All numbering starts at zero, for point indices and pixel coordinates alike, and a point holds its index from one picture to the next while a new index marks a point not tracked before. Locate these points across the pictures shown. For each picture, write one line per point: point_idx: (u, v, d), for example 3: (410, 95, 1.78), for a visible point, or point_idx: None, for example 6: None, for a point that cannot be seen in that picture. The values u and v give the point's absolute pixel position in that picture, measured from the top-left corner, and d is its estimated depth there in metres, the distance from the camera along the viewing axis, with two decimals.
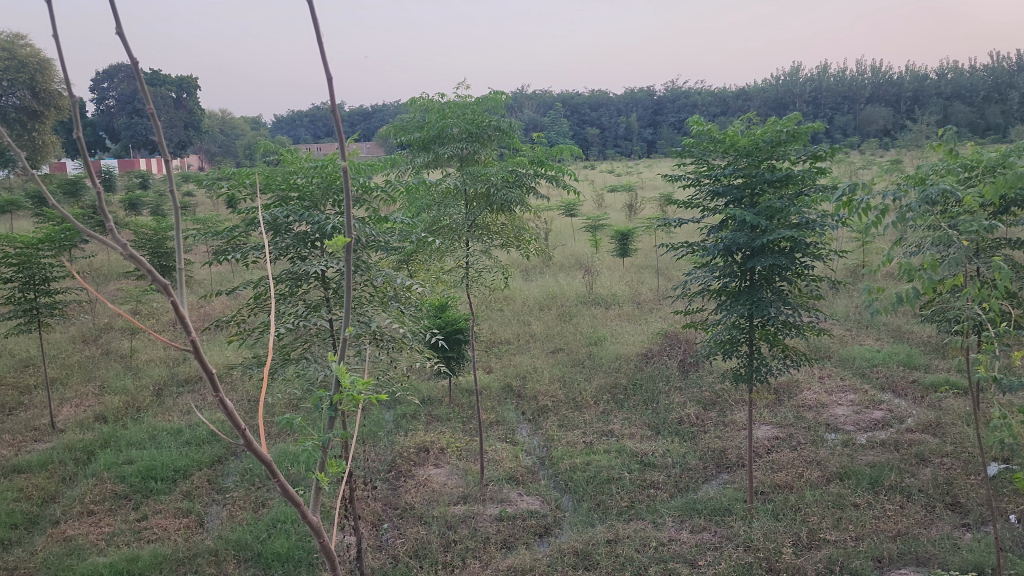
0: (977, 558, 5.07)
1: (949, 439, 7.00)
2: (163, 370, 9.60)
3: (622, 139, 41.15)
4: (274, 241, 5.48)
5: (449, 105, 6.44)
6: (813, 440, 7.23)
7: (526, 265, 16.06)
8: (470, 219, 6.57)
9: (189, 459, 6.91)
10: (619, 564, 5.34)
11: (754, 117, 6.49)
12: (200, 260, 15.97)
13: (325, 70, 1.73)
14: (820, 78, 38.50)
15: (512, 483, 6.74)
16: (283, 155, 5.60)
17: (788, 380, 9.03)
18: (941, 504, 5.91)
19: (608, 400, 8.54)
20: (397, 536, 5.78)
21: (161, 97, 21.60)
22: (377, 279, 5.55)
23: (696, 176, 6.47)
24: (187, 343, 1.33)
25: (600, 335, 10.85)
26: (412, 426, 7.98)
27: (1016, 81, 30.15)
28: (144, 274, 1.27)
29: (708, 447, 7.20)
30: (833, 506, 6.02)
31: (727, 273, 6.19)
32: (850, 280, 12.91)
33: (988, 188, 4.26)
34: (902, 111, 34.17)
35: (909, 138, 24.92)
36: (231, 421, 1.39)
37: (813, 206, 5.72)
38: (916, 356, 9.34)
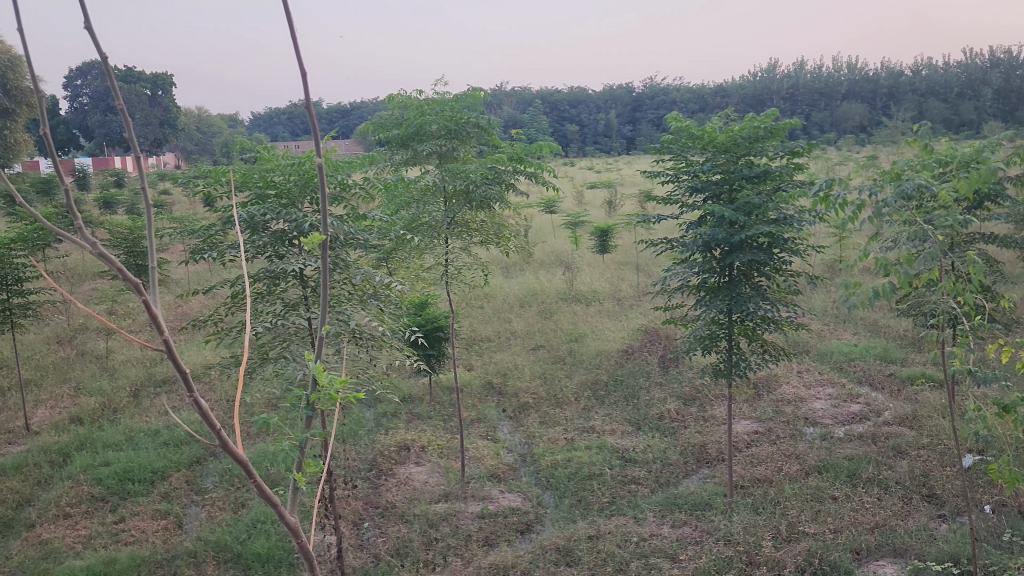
0: (954, 549, 4.95)
1: (926, 431, 7.22)
2: (140, 370, 9.74)
3: (602, 136, 39.20)
4: (249, 240, 4.75)
5: (427, 103, 6.45)
6: (792, 433, 7.53)
7: (507, 262, 16.15)
8: (448, 216, 6.59)
9: (167, 460, 7.12)
10: (601, 561, 5.26)
11: (731, 112, 6.37)
12: (178, 258, 16.01)
13: (297, 65, 1.66)
14: (800, 73, 38.82)
15: (493, 481, 6.85)
16: (259, 153, 4.93)
17: (767, 374, 9.38)
18: (918, 496, 5.96)
19: (589, 396, 8.88)
20: (378, 535, 5.80)
21: (136, 94, 21.66)
22: (357, 277, 4.91)
23: (675, 172, 6.26)
24: (164, 341, 1.22)
25: (581, 332, 11.12)
26: (393, 424, 8.23)
27: (990, 78, 30.28)
28: (117, 270, 1.19)
29: (687, 442, 7.44)
30: (813, 500, 6.01)
31: (706, 269, 6.08)
32: (829, 276, 13.21)
33: (965, 181, 3.53)
34: (878, 107, 34.06)
35: (884, 134, 25.24)
36: (207, 421, 1.25)
37: (791, 202, 5.64)
38: (893, 349, 9.84)
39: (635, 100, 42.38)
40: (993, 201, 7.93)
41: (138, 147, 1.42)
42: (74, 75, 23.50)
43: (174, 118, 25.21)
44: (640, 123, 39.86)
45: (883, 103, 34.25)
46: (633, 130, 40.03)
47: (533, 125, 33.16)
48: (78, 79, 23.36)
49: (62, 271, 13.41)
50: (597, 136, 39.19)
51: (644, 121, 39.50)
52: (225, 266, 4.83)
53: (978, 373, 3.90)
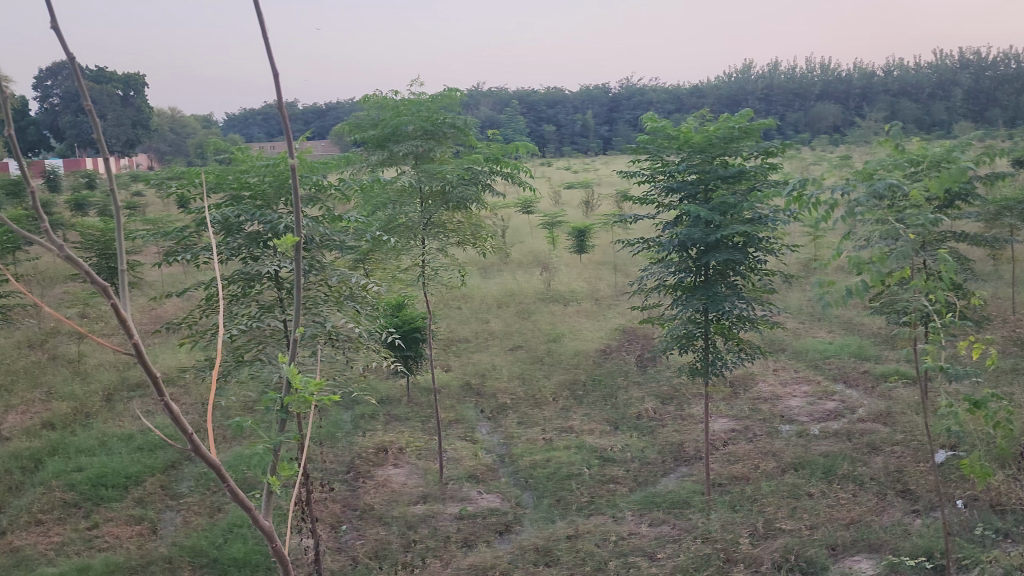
0: (928, 543, 5.00)
1: (900, 427, 7.31)
2: (113, 375, 9.62)
3: (579, 137, 38.84)
4: (223, 241, 4.72)
5: (403, 104, 6.42)
6: (769, 431, 7.59)
7: (484, 262, 16.11)
8: (425, 217, 6.57)
9: (141, 465, 7.04)
10: (580, 560, 5.26)
11: (707, 112, 6.41)
12: (152, 260, 15.80)
13: (269, 65, 1.65)
14: (775, 74, 39.18)
15: (472, 482, 6.85)
16: (233, 153, 4.88)
17: (744, 372, 9.45)
18: (892, 491, 6.02)
19: (568, 396, 8.90)
20: (356, 538, 5.76)
21: (109, 94, 21.37)
22: (333, 278, 4.88)
23: (651, 172, 6.28)
24: (134, 345, 1.20)
25: (559, 332, 11.13)
26: (371, 426, 8.20)
27: (960, 79, 30.73)
28: (85, 274, 1.17)
29: (665, 441, 7.48)
30: (789, 497, 6.06)
31: (682, 268, 6.10)
32: (804, 274, 13.34)
33: (936, 180, 3.57)
34: (853, 107, 34.32)
35: (858, 133, 25.50)
36: (179, 425, 1.23)
37: (765, 201, 5.69)
38: (867, 347, 9.95)
39: (611, 100, 42.47)
40: (963, 200, 8.05)
41: (106, 148, 1.40)
42: (45, 75, 23.13)
43: (147, 119, 24.90)
44: (617, 123, 39.92)
45: (856, 104, 34.56)
46: (610, 129, 39.99)
47: (510, 125, 33.13)
48: (49, 79, 22.98)
49: (31, 273, 13.17)
50: (575, 136, 39.13)
51: (620, 120, 39.55)
52: (199, 268, 4.79)
53: (950, 369, 3.94)
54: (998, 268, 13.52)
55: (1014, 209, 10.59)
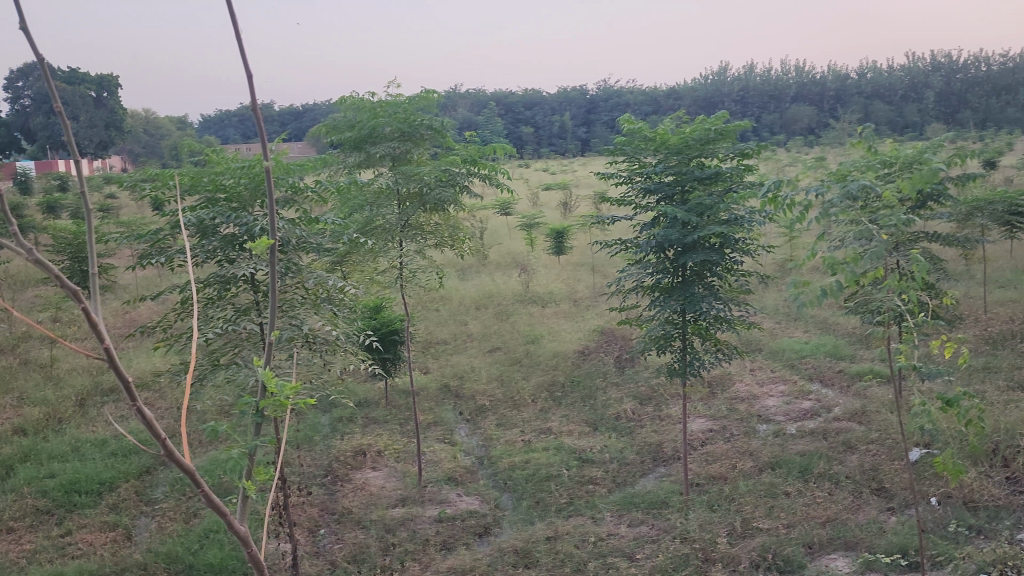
0: (902, 541, 5.05)
1: (874, 426, 7.39)
2: (86, 380, 9.50)
3: (557, 138, 39.05)
4: (198, 244, 4.68)
5: (379, 105, 6.39)
6: (746, 431, 7.65)
7: (462, 264, 16.08)
8: (402, 219, 6.55)
9: (115, 471, 6.96)
10: (559, 561, 5.26)
11: (683, 114, 6.45)
12: (126, 263, 15.61)
13: (243, 66, 1.63)
14: (750, 76, 39.50)
15: (451, 484, 6.83)
16: (208, 155, 4.84)
17: (721, 372, 9.52)
18: (867, 489, 6.08)
19: (546, 398, 8.90)
20: (334, 542, 5.72)
21: (81, 95, 21.09)
22: (310, 281, 4.85)
23: (628, 174, 6.30)
24: (105, 350, 1.19)
25: (538, 333, 11.14)
26: (349, 429, 8.17)
27: (932, 81, 31.17)
28: (55, 277, 1.16)
29: (644, 441, 7.51)
30: (766, 496, 6.11)
31: (660, 269, 6.13)
32: (780, 275, 13.45)
33: (908, 181, 3.61)
34: (827, 109, 34.62)
35: (832, 135, 25.75)
36: (152, 430, 1.22)
37: (741, 202, 5.73)
38: (843, 347, 10.05)
39: (589, 102, 42.57)
40: (935, 201, 8.16)
41: (78, 151, 1.39)
42: (15, 76, 22.78)
43: (120, 121, 24.62)
44: (595, 125, 40.00)
45: (830, 106, 34.86)
46: (588, 130, 40.05)
47: (488, 128, 33.16)
48: (20, 79, 22.65)
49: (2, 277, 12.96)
50: (552, 138, 39.17)
51: (598, 122, 39.64)
52: (174, 271, 4.74)
53: (923, 369, 3.99)
54: (968, 268, 13.73)
55: (985, 209, 10.76)
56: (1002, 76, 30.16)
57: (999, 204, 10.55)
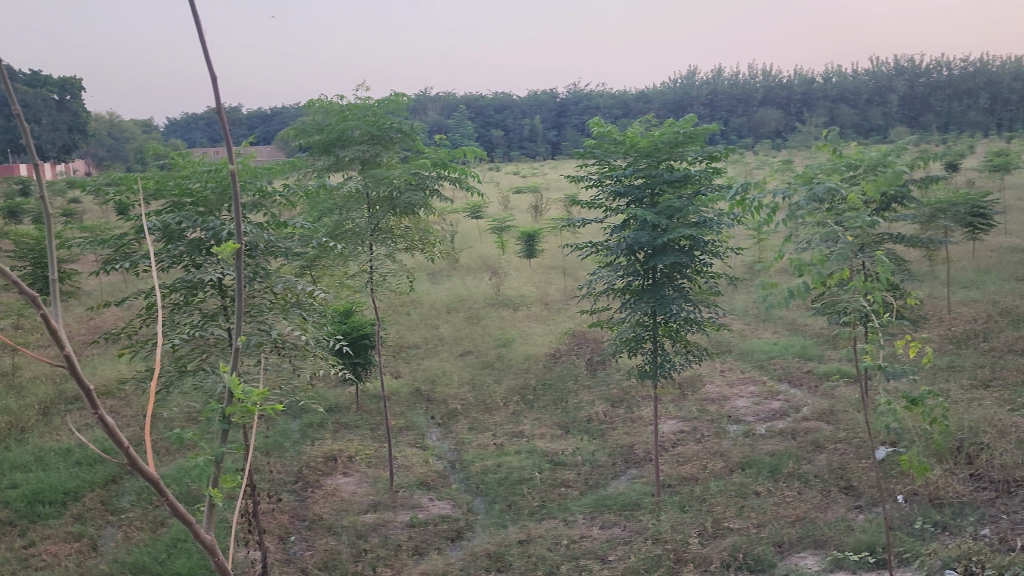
0: (870, 538, 5.11)
1: (842, 425, 7.49)
2: (49, 388, 9.33)
3: (527, 141, 39.09)
4: (164, 249, 4.62)
5: (348, 108, 6.34)
6: (716, 431, 7.71)
7: (432, 267, 16.02)
8: (372, 223, 6.51)
9: (80, 481, 6.84)
10: (532, 565, 5.26)
11: (652, 118, 6.49)
12: (90, 268, 15.38)
13: (207, 68, 1.60)
14: (718, 81, 39.93)
15: (423, 489, 6.80)
16: (174, 159, 4.78)
17: (692, 374, 9.58)
18: (836, 488, 6.15)
19: (518, 401, 8.90)
20: (305, 549, 5.65)
21: (42, 98, 20.71)
22: (279, 286, 4.81)
23: (598, 176, 6.32)
24: (66, 357, 1.16)
25: (509, 337, 11.14)
26: (319, 434, 8.10)
27: (896, 85, 31.72)
28: (14, 284, 1.13)
29: (616, 443, 7.54)
30: (736, 496, 6.16)
31: (630, 272, 6.17)
32: (748, 276, 13.59)
33: (873, 185, 3.65)
34: (795, 113, 34.97)
35: (799, 138, 26.07)
36: (115, 438, 1.19)
37: (710, 205, 5.77)
38: (811, 347, 10.18)
39: (559, 105, 42.68)
40: (899, 203, 8.28)
41: (37, 154, 1.36)
42: None
43: (84, 124, 24.30)
44: (565, 129, 40.13)
45: (797, 109, 35.16)
46: (558, 134, 40.14)
47: (458, 131, 33.17)
48: None
49: None
50: (523, 141, 39.26)
51: (568, 125, 39.80)
52: (139, 276, 4.67)
53: (888, 368, 4.04)
54: (932, 268, 13.99)
55: (948, 211, 10.96)
56: (963, 80, 30.86)
57: (961, 205, 10.76)
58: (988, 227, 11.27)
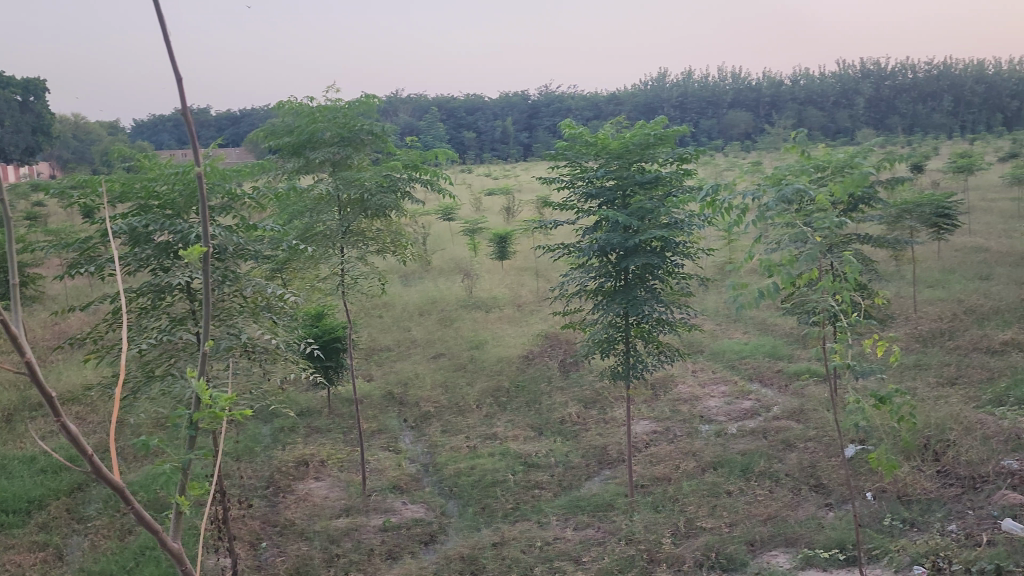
0: (840, 536, 5.17)
1: (812, 424, 7.57)
2: (13, 395, 9.15)
3: (499, 143, 39.08)
4: (131, 252, 4.55)
5: (318, 109, 6.30)
6: (689, 431, 7.77)
7: (404, 270, 15.95)
8: (343, 225, 6.46)
9: (45, 489, 6.71)
10: (506, 567, 5.25)
11: (623, 120, 6.53)
12: (54, 272, 15.07)
13: (172, 69, 1.58)
14: (689, 83, 40.28)
15: (396, 492, 6.77)
16: (140, 161, 4.71)
17: (664, 374, 9.64)
18: (807, 486, 6.22)
19: (491, 403, 8.90)
20: (277, 555, 5.59)
21: None
22: (248, 289, 4.77)
23: (570, 178, 6.34)
24: (28, 364, 1.14)
25: (482, 339, 11.13)
26: (290, 439, 8.03)
27: (862, 88, 32.21)
28: None
29: (589, 445, 7.57)
30: (709, 495, 6.20)
31: (603, 273, 6.19)
32: (719, 277, 13.70)
33: (840, 186, 3.69)
34: (764, 115, 35.31)
35: (767, 140, 26.37)
36: (77, 446, 1.17)
37: (681, 206, 5.81)
38: (781, 347, 10.29)
39: (531, 106, 42.74)
40: (866, 204, 8.39)
41: None
42: None
43: (48, 125, 23.84)
44: (536, 131, 40.20)
45: (766, 110, 35.48)
46: (529, 136, 40.19)
47: (430, 132, 33.07)
48: None
49: None
50: (495, 143, 39.25)
51: (539, 128, 39.86)
52: (105, 280, 4.60)
53: (857, 367, 4.09)
54: (899, 269, 14.20)
55: (913, 212, 11.16)
56: (927, 83, 31.46)
57: (926, 206, 10.95)
58: (953, 227, 11.47)
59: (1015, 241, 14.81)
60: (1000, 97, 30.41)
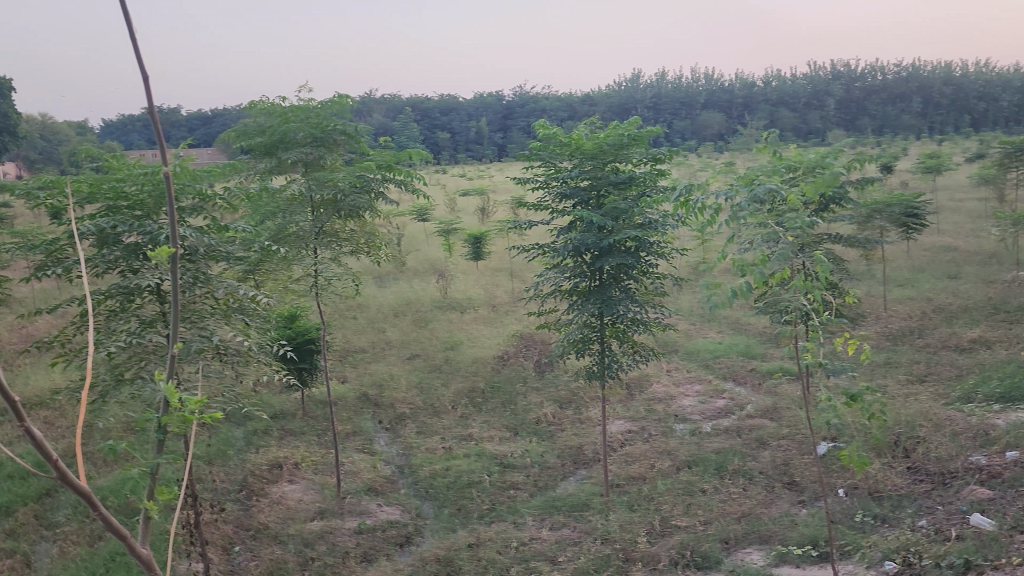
0: (812, 533, 5.22)
1: (785, 422, 7.64)
2: None
3: (474, 143, 39.05)
4: (99, 254, 4.48)
5: (291, 109, 6.25)
6: (663, 431, 7.80)
7: (379, 270, 15.88)
8: (316, 226, 6.41)
9: (12, 495, 6.59)
10: (482, 568, 5.25)
11: (597, 121, 6.55)
12: (20, 274, 14.80)
13: (140, 68, 1.56)
14: (662, 85, 40.53)
15: (371, 494, 6.74)
16: (108, 161, 4.64)
17: (639, 374, 9.68)
18: (780, 484, 6.27)
19: (467, 404, 8.88)
20: (250, 559, 5.53)
21: None
22: (220, 291, 4.71)
23: (545, 178, 6.35)
24: None
25: (457, 340, 11.11)
26: (264, 441, 7.95)
27: (833, 89, 32.60)
28: None
29: (564, 445, 7.58)
30: (684, 494, 6.24)
31: (577, 273, 6.20)
32: (693, 277, 13.79)
33: (812, 187, 3.73)
34: (737, 116, 35.57)
35: (739, 141, 26.61)
36: (42, 451, 1.15)
37: (655, 206, 5.84)
38: (754, 346, 10.38)
39: (506, 107, 42.75)
40: (837, 204, 8.48)
41: None
42: None
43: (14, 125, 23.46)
44: (511, 132, 40.22)
45: (738, 111, 35.74)
46: (504, 137, 40.19)
47: (405, 133, 32.96)
48: None
49: None
50: (469, 143, 39.20)
51: (513, 128, 39.89)
52: (72, 283, 4.53)
53: (828, 365, 4.13)
54: (870, 268, 14.38)
55: (883, 212, 11.31)
56: (896, 84, 31.92)
57: (896, 206, 11.09)
58: (921, 227, 11.63)
59: (982, 240, 15.06)
60: (967, 99, 30.97)
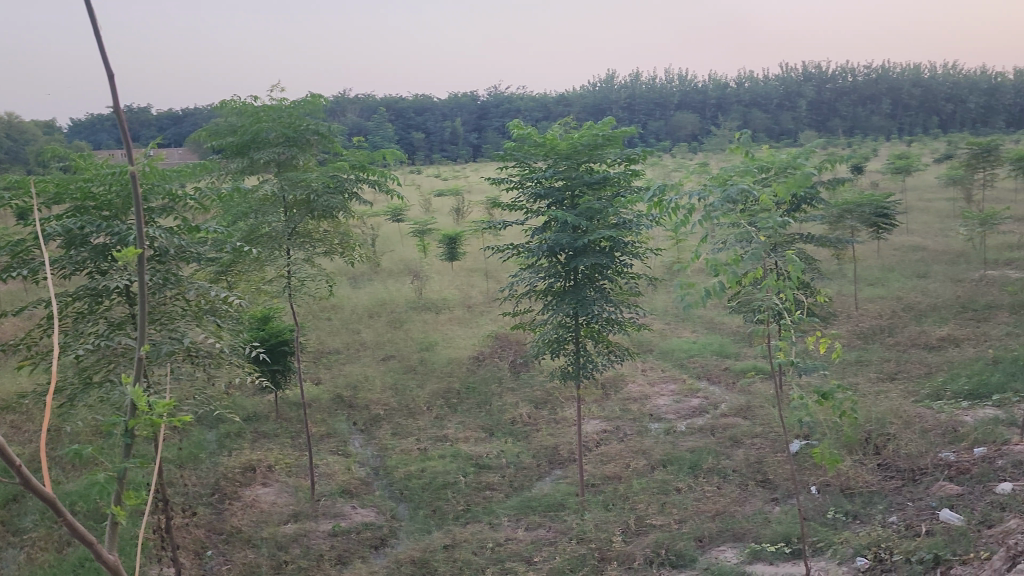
0: (785, 529, 5.26)
1: (758, 421, 7.71)
2: None
3: (448, 144, 38.98)
4: (66, 255, 4.41)
5: (263, 109, 6.19)
6: (638, 430, 7.83)
7: (353, 271, 15.79)
8: (289, 226, 6.36)
9: None
10: (458, 569, 5.24)
11: (571, 122, 6.56)
12: None
13: (105, 65, 1.53)
14: (636, 86, 40.71)
15: (345, 496, 6.70)
16: (75, 161, 4.56)
17: (614, 373, 9.72)
18: (753, 482, 6.32)
19: (442, 405, 8.86)
20: (223, 563, 5.48)
21: None
22: (191, 292, 4.66)
23: (519, 178, 6.35)
24: None
25: (432, 341, 11.08)
26: (236, 444, 7.88)
27: (805, 90, 32.94)
28: None
29: (540, 445, 7.59)
30: (658, 492, 6.27)
31: (552, 273, 6.21)
32: (667, 277, 13.86)
33: (782, 187, 3.76)
34: (710, 117, 35.82)
35: (713, 141, 26.79)
36: (4, 457, 1.12)
37: (629, 206, 5.86)
38: (728, 345, 10.47)
39: (481, 107, 42.73)
40: (808, 204, 8.56)
41: None
42: None
43: None
44: (486, 132, 40.19)
45: (711, 112, 36.02)
46: (479, 137, 40.17)
47: (379, 132, 32.82)
48: None
49: None
50: (444, 143, 39.11)
51: (488, 128, 39.87)
52: (39, 284, 4.45)
53: (800, 364, 4.17)
54: (840, 267, 14.55)
55: (854, 211, 11.45)
56: (866, 86, 32.34)
57: (866, 206, 11.22)
58: (891, 227, 11.78)
59: (950, 240, 15.31)
60: (936, 100, 31.46)
